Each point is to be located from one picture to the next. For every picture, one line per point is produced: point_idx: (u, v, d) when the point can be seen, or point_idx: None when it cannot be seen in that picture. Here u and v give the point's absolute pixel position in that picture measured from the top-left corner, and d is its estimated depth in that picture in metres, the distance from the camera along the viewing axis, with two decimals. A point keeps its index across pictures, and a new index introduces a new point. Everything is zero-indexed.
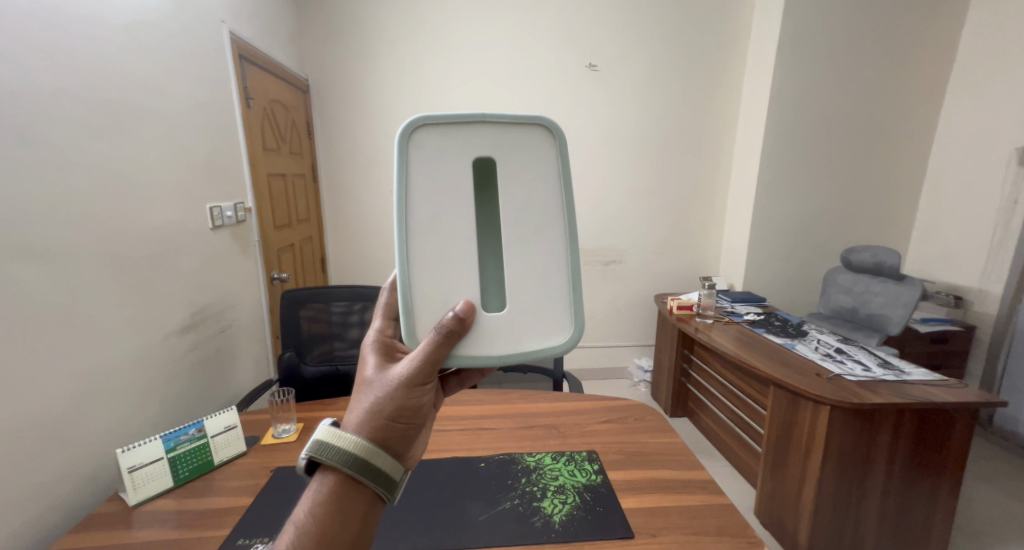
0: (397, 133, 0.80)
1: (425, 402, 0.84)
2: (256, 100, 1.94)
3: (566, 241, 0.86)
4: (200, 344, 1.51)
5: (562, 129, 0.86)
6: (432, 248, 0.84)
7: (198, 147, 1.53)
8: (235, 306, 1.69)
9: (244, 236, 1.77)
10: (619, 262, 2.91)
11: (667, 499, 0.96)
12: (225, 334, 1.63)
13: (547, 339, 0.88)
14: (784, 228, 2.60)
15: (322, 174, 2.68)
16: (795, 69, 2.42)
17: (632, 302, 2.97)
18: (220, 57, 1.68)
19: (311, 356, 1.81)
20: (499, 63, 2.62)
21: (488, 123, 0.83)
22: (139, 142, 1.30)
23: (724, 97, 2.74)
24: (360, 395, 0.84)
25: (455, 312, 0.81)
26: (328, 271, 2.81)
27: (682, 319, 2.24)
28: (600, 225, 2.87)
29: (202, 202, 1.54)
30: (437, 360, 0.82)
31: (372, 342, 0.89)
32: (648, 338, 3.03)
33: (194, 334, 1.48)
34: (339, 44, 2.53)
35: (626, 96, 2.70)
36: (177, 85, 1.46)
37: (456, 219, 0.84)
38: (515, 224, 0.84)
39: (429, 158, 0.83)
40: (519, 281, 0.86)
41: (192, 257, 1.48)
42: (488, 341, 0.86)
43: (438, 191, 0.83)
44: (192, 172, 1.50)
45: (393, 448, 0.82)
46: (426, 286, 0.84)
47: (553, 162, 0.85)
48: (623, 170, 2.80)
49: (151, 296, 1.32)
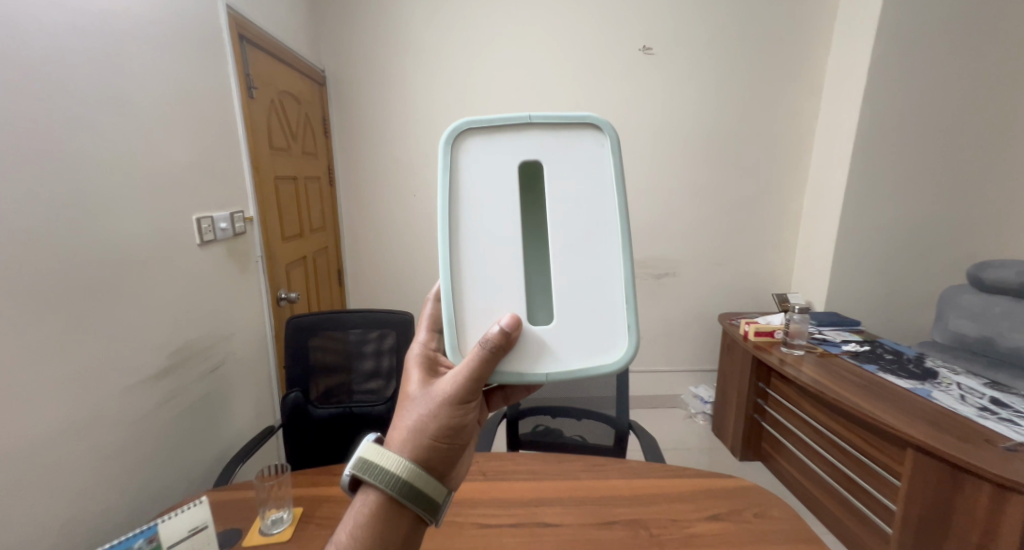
0: (442, 140, 0.75)
1: (470, 421, 0.81)
2: (261, 91, 1.66)
3: (621, 248, 0.79)
4: (182, 391, 1.21)
5: (613, 127, 0.79)
6: (473, 259, 0.79)
7: (184, 146, 1.25)
8: (230, 336, 1.39)
9: (243, 251, 1.48)
10: (674, 275, 2.55)
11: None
12: (214, 375, 1.32)
13: (597, 356, 0.81)
14: (876, 238, 2.21)
15: (340, 177, 2.41)
16: (895, 49, 2.04)
17: (688, 321, 2.61)
18: (216, 37, 1.41)
19: (319, 395, 1.51)
20: (539, 46, 2.29)
21: (535, 126, 0.78)
22: (98, 140, 1.01)
23: (801, 82, 2.35)
24: (404, 411, 0.81)
25: (501, 327, 0.76)
26: (345, 286, 2.53)
27: (762, 348, 1.86)
28: (653, 233, 2.51)
29: (190, 213, 1.25)
30: (482, 375, 0.78)
31: (415, 356, 0.86)
32: (706, 363, 2.66)
33: (172, 380, 1.18)
34: (360, 30, 2.26)
35: (690, 84, 2.35)
36: (156, 67, 1.17)
37: (500, 228, 0.79)
38: (562, 232, 0.78)
39: (477, 164, 0.78)
40: (567, 294, 0.80)
41: (176, 283, 1.19)
42: (532, 355, 0.81)
43: (480, 196, 0.78)
44: (177, 177, 1.22)
45: (437, 466, 0.80)
46: (470, 297, 0.79)
47: (605, 164, 0.78)
48: (683, 169, 2.43)
49: (112, 339, 1.03)
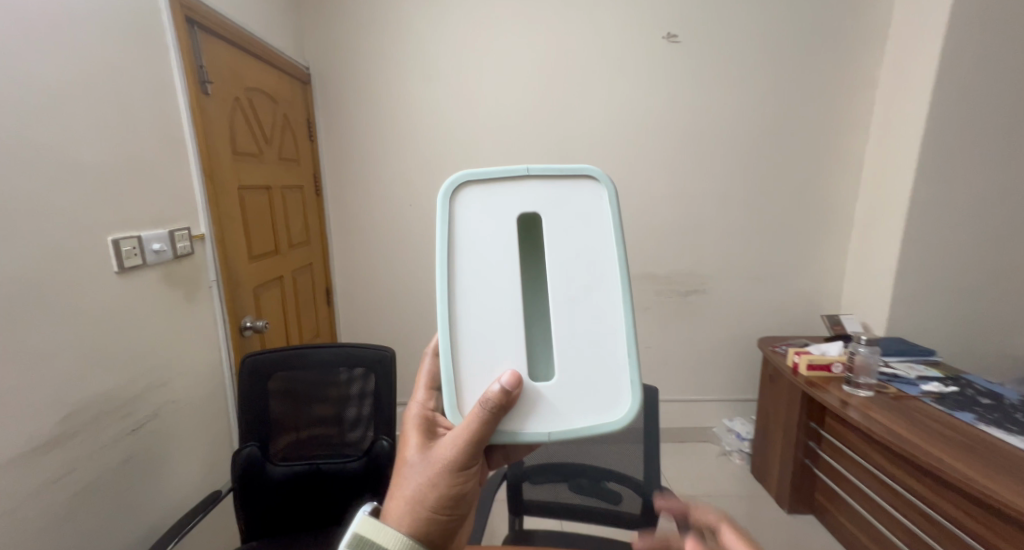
0: (443, 196, 0.73)
1: (471, 488, 0.76)
2: (220, 87, 1.43)
3: (621, 299, 0.75)
4: (81, 464, 0.98)
5: (609, 180, 0.78)
6: (470, 314, 0.75)
7: (90, 148, 1.01)
8: (159, 386, 1.16)
9: (188, 276, 1.27)
10: (704, 292, 2.24)
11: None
12: (133, 437, 1.09)
13: (599, 415, 0.76)
14: (944, 250, 1.88)
15: (327, 186, 2.17)
16: (970, 26, 1.72)
17: (720, 345, 2.29)
18: (150, 22, 1.19)
19: (281, 450, 1.26)
20: (547, 36, 2.02)
21: (533, 179, 0.76)
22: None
23: (851, 71, 2.03)
24: (402, 479, 0.76)
25: (501, 386, 0.71)
26: (335, 305, 2.28)
27: (817, 385, 1.54)
28: (679, 245, 2.20)
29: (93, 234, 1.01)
30: (484, 437, 0.73)
31: (413, 418, 0.81)
32: (741, 392, 2.34)
33: (63, 453, 0.95)
34: (347, 22, 2.02)
35: (722, 75, 2.05)
36: (49, 49, 0.94)
37: (498, 284, 0.75)
38: (562, 286, 0.75)
39: (476, 218, 0.75)
40: (569, 344, 0.76)
41: (74, 320, 0.97)
42: (531, 415, 0.76)
43: (478, 250, 0.75)
44: (78, 186, 0.98)
45: (437, 538, 0.75)
46: (467, 355, 0.75)
47: (602, 215, 0.76)
48: (715, 170, 2.13)
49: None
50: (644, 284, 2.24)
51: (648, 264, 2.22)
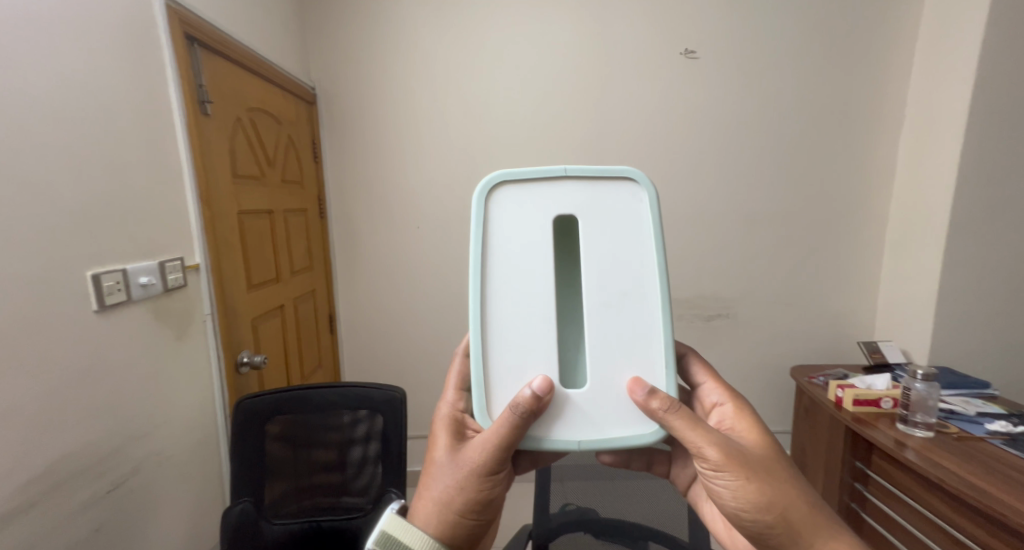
0: (477, 194, 0.68)
1: (499, 494, 0.73)
2: (223, 106, 1.35)
3: (661, 306, 0.70)
4: (47, 535, 0.90)
5: (651, 181, 0.72)
6: (501, 318, 0.69)
7: (70, 177, 0.93)
8: (140, 439, 1.08)
9: (182, 309, 1.19)
10: (729, 317, 2.12)
11: (824, 522, 0.70)
12: (109, 498, 1.01)
13: (633, 425, 0.70)
14: (987, 274, 1.77)
15: (331, 208, 2.07)
16: (1007, 40, 1.64)
17: (747, 374, 2.16)
18: (145, 33, 1.11)
19: (277, 503, 1.14)
20: (561, 54, 1.95)
21: (571, 179, 0.70)
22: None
23: (878, 86, 1.94)
24: (429, 479, 0.73)
25: (533, 392, 0.66)
26: (337, 335, 2.16)
27: (865, 423, 1.41)
28: (702, 269, 2.09)
29: (52, 268, 0.90)
30: (513, 444, 0.68)
31: (441, 418, 0.77)
32: (772, 423, 2.20)
33: (26, 527, 0.87)
34: (354, 39, 1.95)
35: (744, 92, 1.97)
36: (29, 73, 0.87)
37: (531, 286, 0.69)
38: (597, 289, 0.70)
39: (511, 220, 0.70)
40: (603, 349, 0.70)
41: (41, 370, 0.88)
42: (561, 425, 0.70)
43: (510, 249, 0.70)
44: (55, 223, 0.90)
45: (466, 542, 0.73)
46: (496, 362, 0.69)
47: (643, 218, 0.71)
48: (739, 189, 2.03)
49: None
50: None
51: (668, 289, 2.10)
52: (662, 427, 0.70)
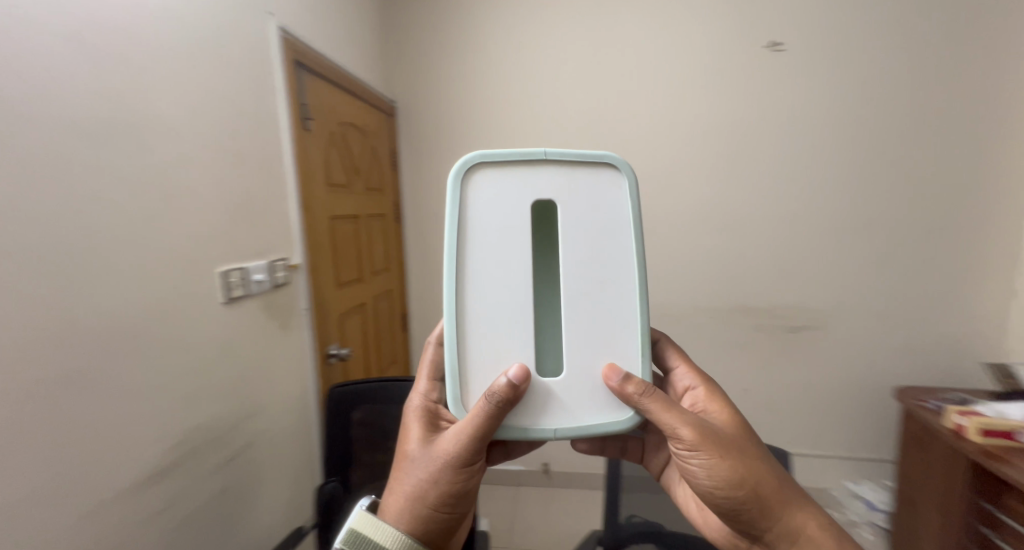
0: (451, 177, 0.65)
1: (473, 486, 0.73)
2: (322, 123, 1.52)
3: (641, 296, 0.69)
4: (187, 493, 1.05)
5: (632, 168, 0.70)
6: (476, 306, 0.67)
7: (208, 189, 1.10)
8: (253, 417, 1.24)
9: (286, 305, 1.35)
10: (816, 329, 1.95)
11: (793, 498, 0.69)
12: (230, 466, 1.17)
13: (611, 412, 0.69)
14: None
15: (407, 213, 2.21)
16: None
17: (840, 392, 1.98)
18: (262, 60, 1.28)
19: (361, 485, 1.24)
20: (634, 54, 1.92)
21: (551, 163, 0.68)
22: (37, 141, 0.78)
23: (1009, 70, 1.70)
24: (402, 472, 0.73)
25: (508, 379, 0.64)
26: (410, 332, 2.30)
27: (997, 457, 1.23)
28: (790, 277, 1.94)
29: (196, 266, 1.06)
30: (486, 435, 0.67)
31: (414, 409, 0.77)
32: (866, 447, 1.99)
33: (171, 485, 1.02)
34: (433, 54, 2.06)
35: (840, 83, 1.80)
36: (180, 100, 1.03)
37: (507, 273, 0.67)
38: (578, 277, 0.67)
39: (488, 204, 0.67)
40: (581, 340, 0.68)
41: (189, 352, 1.05)
42: (538, 411, 0.68)
43: (486, 235, 0.67)
44: (195, 230, 1.06)
45: (439, 535, 0.73)
46: (470, 351, 0.67)
47: (622, 206, 0.69)
48: (832, 189, 1.86)
49: (46, 431, 0.79)
50: (743, 318, 2.00)
51: (749, 298, 1.98)
52: (638, 412, 0.69)
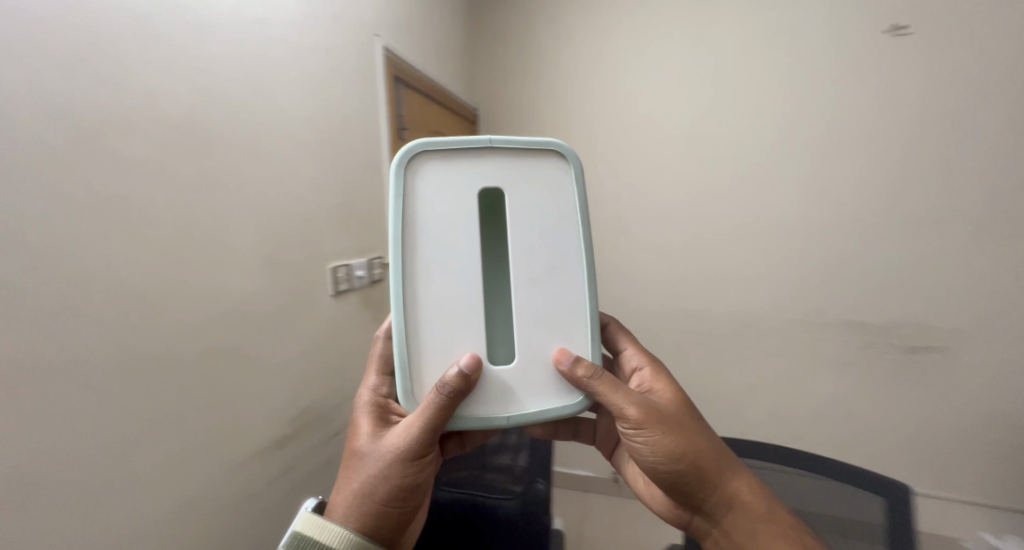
0: (393, 166, 0.66)
1: (425, 479, 0.73)
2: (415, 131, 1.66)
3: (587, 280, 0.71)
4: (299, 461, 1.20)
5: (576, 156, 0.73)
6: (424, 293, 0.67)
7: (322, 196, 1.25)
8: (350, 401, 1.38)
9: (380, 301, 1.49)
10: (943, 351, 1.70)
11: (731, 465, 0.72)
12: (332, 442, 1.32)
13: (559, 396, 0.71)
14: None
15: None
16: None
17: (973, 426, 1.70)
18: (368, 79, 1.43)
19: (447, 472, 1.29)
20: (726, 48, 1.81)
21: (496, 151, 0.70)
22: (210, 154, 0.95)
23: None
24: (350, 472, 0.73)
25: (459, 369, 0.65)
26: None
27: None
28: (913, 291, 1.70)
29: (313, 263, 1.22)
30: (438, 427, 0.67)
31: (363, 405, 0.77)
32: (1002, 491, 1.70)
33: (287, 452, 1.16)
34: (515, 61, 2.11)
35: (980, 68, 1.56)
36: (302, 116, 1.18)
37: (455, 260, 0.68)
38: (528, 263, 0.69)
39: (433, 192, 0.68)
40: (531, 324, 0.69)
41: (305, 337, 1.20)
42: (488, 401, 0.69)
43: (433, 222, 0.68)
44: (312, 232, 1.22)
45: (389, 532, 0.72)
46: (419, 338, 0.68)
47: (566, 192, 0.71)
48: (966, 191, 1.61)
49: (194, 402, 0.93)
50: (848, 336, 1.79)
51: (859, 313, 1.77)
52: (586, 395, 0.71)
